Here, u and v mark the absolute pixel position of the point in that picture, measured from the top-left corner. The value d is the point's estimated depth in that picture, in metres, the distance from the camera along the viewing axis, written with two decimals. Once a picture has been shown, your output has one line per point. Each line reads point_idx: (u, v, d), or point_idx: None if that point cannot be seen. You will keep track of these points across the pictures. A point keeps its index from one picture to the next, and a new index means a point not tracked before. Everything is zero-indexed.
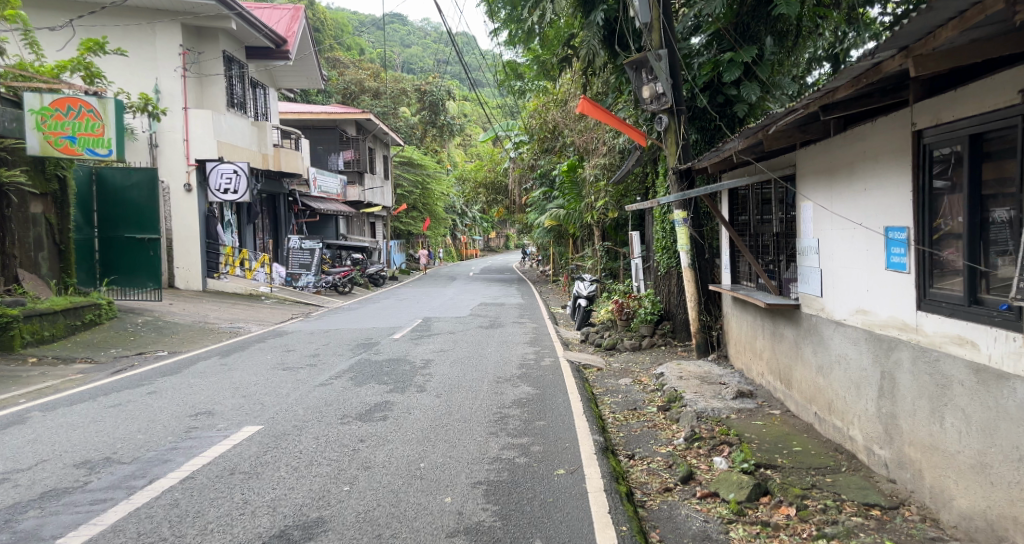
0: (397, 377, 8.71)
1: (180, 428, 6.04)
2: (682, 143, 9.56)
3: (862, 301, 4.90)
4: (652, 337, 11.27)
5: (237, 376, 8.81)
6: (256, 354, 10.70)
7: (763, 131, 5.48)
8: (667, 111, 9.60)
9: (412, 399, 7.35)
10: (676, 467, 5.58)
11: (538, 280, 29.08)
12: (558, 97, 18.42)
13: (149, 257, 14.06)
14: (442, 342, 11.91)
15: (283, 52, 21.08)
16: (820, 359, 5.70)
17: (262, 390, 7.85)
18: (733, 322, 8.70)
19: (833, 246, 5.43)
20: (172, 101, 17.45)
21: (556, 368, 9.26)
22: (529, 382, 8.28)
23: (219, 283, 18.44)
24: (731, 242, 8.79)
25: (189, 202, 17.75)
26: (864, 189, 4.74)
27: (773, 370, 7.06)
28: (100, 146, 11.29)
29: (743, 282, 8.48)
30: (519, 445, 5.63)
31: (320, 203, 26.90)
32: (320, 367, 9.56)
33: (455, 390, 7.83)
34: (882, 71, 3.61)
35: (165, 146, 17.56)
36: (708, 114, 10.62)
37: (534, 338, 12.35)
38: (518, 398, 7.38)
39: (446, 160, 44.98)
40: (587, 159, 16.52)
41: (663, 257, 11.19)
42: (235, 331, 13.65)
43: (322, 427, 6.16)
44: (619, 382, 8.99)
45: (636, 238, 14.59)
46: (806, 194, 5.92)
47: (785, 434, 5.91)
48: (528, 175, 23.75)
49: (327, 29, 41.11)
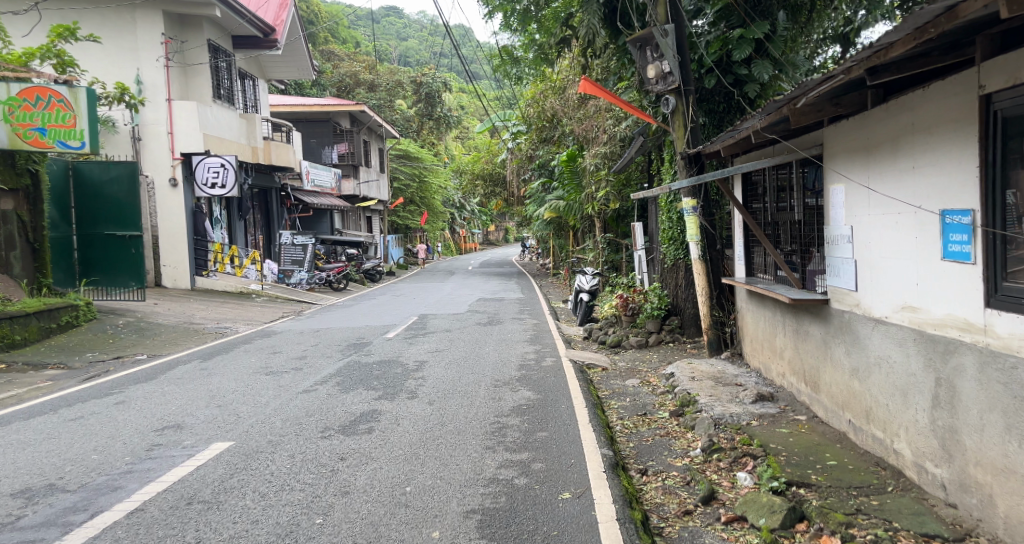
0: (387, 382, 8.09)
1: (141, 446, 5.41)
2: (690, 126, 8.93)
3: (908, 296, 4.31)
4: (659, 333, 10.66)
5: (215, 383, 8.19)
6: (240, 357, 10.09)
7: (790, 105, 4.83)
8: (673, 91, 8.97)
9: (403, 408, 6.73)
10: (694, 484, 4.97)
11: (538, 274, 28.51)
12: (557, 84, 17.79)
13: (132, 255, 13.50)
14: (437, 342, 11.29)
15: (271, 42, 20.45)
16: (854, 361, 5.09)
17: (239, 398, 7.22)
18: (749, 317, 8.10)
19: (868, 234, 4.84)
20: (156, 92, 16.81)
21: (558, 369, 8.65)
22: (530, 386, 7.66)
23: (208, 281, 17.84)
24: (745, 231, 8.18)
25: (176, 198, 17.09)
26: (911, 167, 4.15)
27: (796, 370, 6.45)
28: (73, 138, 10.73)
29: (760, 275, 7.88)
30: (519, 463, 5.01)
31: (313, 197, 26.24)
32: (306, 371, 8.95)
33: (449, 396, 7.21)
34: (957, 17, 3.03)
35: (149, 140, 16.90)
36: (717, 96, 10.03)
37: (534, 336, 11.75)
38: (517, 405, 6.74)
39: (444, 152, 44.36)
40: (587, 148, 15.89)
41: (670, 248, 10.59)
42: (220, 332, 13.02)
43: (299, 442, 5.54)
44: (625, 383, 8.39)
45: (639, 230, 14.01)
46: (836, 176, 5.29)
47: (815, 445, 5.29)
48: (527, 166, 23.13)
49: (319, 21, 40.38)
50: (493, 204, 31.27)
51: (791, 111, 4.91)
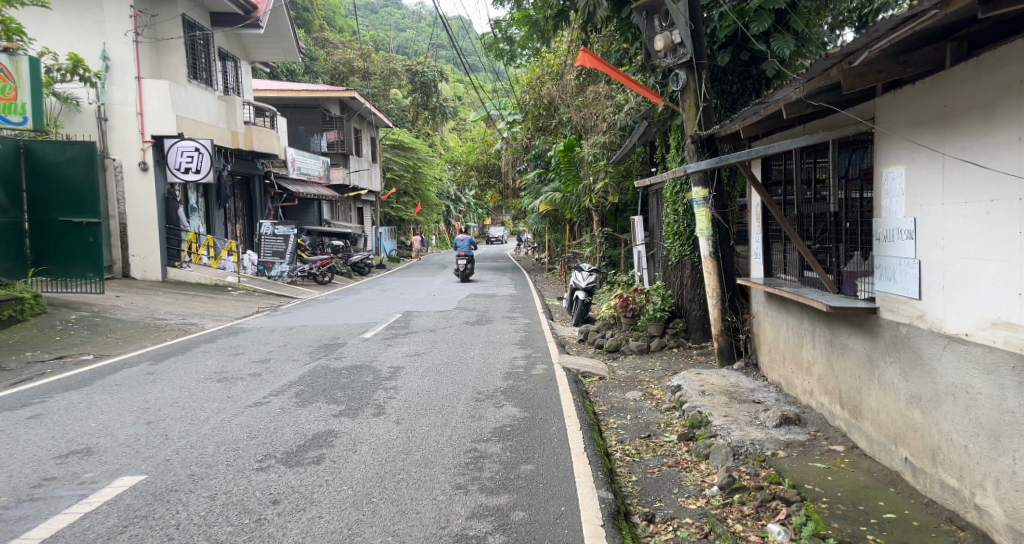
0: (354, 393, 7.06)
1: (29, 480, 4.40)
2: (703, 105, 7.92)
3: (1000, 307, 3.38)
4: (662, 337, 9.67)
5: (157, 391, 7.15)
6: (196, 359, 9.06)
7: (843, 63, 3.87)
8: (684, 66, 8.00)
9: (364, 429, 5.73)
10: (714, 538, 3.96)
11: (533, 268, 27.44)
12: (553, 69, 16.70)
13: (89, 244, 12.52)
14: (418, 344, 10.28)
15: (253, 20, 19.51)
16: (914, 386, 4.05)
17: (177, 412, 6.18)
18: (767, 323, 7.14)
19: (937, 225, 3.87)
20: (124, 69, 15.77)
21: (549, 380, 7.65)
22: (515, 401, 6.66)
23: (182, 273, 16.81)
24: (763, 225, 7.21)
25: (146, 183, 16.06)
26: (1018, 139, 3.24)
27: (828, 390, 5.44)
28: (13, 112, 9.83)
29: (780, 275, 6.92)
30: (495, 511, 4.04)
31: (299, 186, 25.16)
32: (265, 377, 7.93)
33: (421, 413, 6.20)
34: None
35: (116, 120, 15.84)
36: (730, 76, 9.04)
37: (525, 338, 10.76)
38: (498, 428, 5.73)
39: (440, 144, 43.28)
40: (586, 137, 14.90)
41: (675, 243, 9.62)
42: (184, 328, 11.97)
43: (226, 477, 4.51)
44: (625, 396, 7.41)
45: (639, 224, 13.13)
46: (892, 155, 4.31)
47: (862, 487, 4.27)
48: (523, 156, 22.13)
49: (312, 8, 39.12)
50: (488, 196, 30.20)
51: (843, 71, 3.94)
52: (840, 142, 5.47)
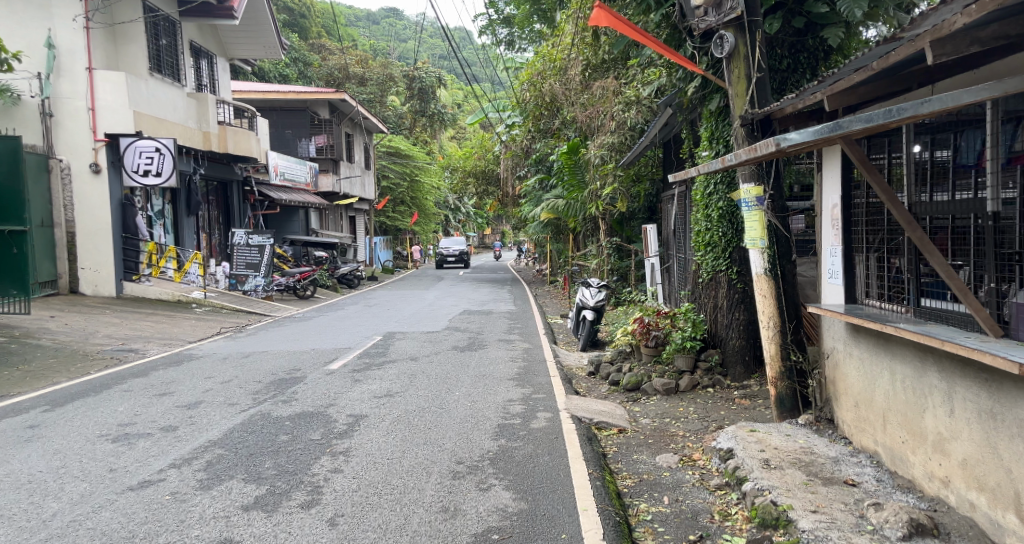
0: (289, 462, 5.16)
1: None
2: (756, 76, 6.01)
3: None
4: (693, 374, 7.76)
5: (17, 458, 5.24)
6: (110, 402, 7.17)
7: None
8: (731, 26, 6.13)
9: (277, 538, 3.84)
10: None
11: (534, 281, 25.55)
12: (556, 63, 14.73)
13: (13, 256, 10.59)
14: (391, 379, 8.34)
15: (227, 10, 17.64)
16: None
17: (14, 504, 4.27)
18: (849, 367, 5.23)
19: None
20: (73, 59, 13.93)
21: (555, 438, 5.78)
22: (509, 480, 4.76)
23: (140, 288, 14.95)
24: (846, 234, 5.25)
25: (98, 187, 14.14)
26: None
27: (986, 485, 3.57)
28: None
29: (872, 303, 5.03)
30: None
31: (283, 193, 23.30)
32: (182, 432, 6.03)
33: (368, 505, 4.30)
34: None
35: (64, 117, 13.95)
36: (779, 50, 7.13)
37: (524, 369, 8.89)
38: (479, 537, 3.90)
39: (437, 151, 41.40)
40: (592, 138, 13.09)
41: (706, 256, 7.72)
42: (117, 357, 10.03)
43: None
44: (657, 464, 5.50)
45: (652, 234, 11.44)
46: None
47: None
48: (523, 161, 20.31)
49: (307, 12, 37.28)
50: (486, 204, 28.33)
51: None
52: (1004, 111, 3.73)
